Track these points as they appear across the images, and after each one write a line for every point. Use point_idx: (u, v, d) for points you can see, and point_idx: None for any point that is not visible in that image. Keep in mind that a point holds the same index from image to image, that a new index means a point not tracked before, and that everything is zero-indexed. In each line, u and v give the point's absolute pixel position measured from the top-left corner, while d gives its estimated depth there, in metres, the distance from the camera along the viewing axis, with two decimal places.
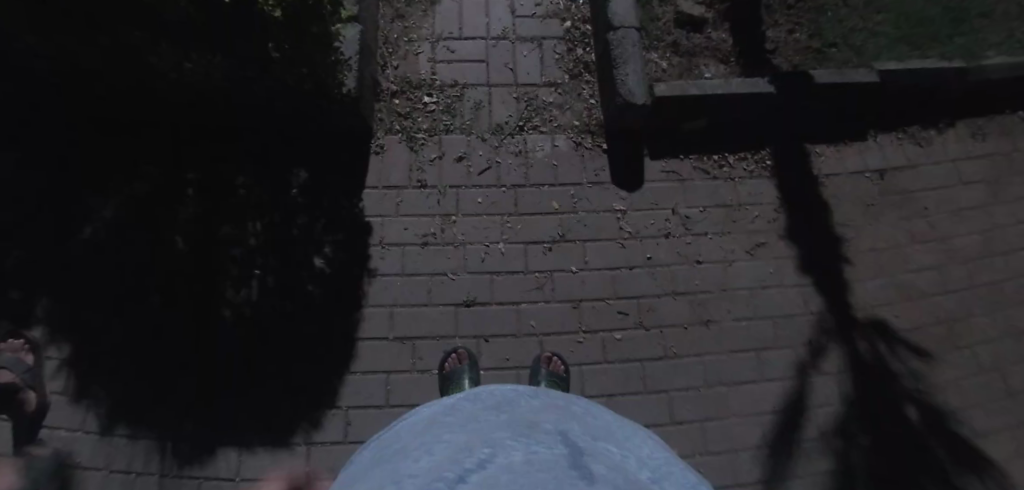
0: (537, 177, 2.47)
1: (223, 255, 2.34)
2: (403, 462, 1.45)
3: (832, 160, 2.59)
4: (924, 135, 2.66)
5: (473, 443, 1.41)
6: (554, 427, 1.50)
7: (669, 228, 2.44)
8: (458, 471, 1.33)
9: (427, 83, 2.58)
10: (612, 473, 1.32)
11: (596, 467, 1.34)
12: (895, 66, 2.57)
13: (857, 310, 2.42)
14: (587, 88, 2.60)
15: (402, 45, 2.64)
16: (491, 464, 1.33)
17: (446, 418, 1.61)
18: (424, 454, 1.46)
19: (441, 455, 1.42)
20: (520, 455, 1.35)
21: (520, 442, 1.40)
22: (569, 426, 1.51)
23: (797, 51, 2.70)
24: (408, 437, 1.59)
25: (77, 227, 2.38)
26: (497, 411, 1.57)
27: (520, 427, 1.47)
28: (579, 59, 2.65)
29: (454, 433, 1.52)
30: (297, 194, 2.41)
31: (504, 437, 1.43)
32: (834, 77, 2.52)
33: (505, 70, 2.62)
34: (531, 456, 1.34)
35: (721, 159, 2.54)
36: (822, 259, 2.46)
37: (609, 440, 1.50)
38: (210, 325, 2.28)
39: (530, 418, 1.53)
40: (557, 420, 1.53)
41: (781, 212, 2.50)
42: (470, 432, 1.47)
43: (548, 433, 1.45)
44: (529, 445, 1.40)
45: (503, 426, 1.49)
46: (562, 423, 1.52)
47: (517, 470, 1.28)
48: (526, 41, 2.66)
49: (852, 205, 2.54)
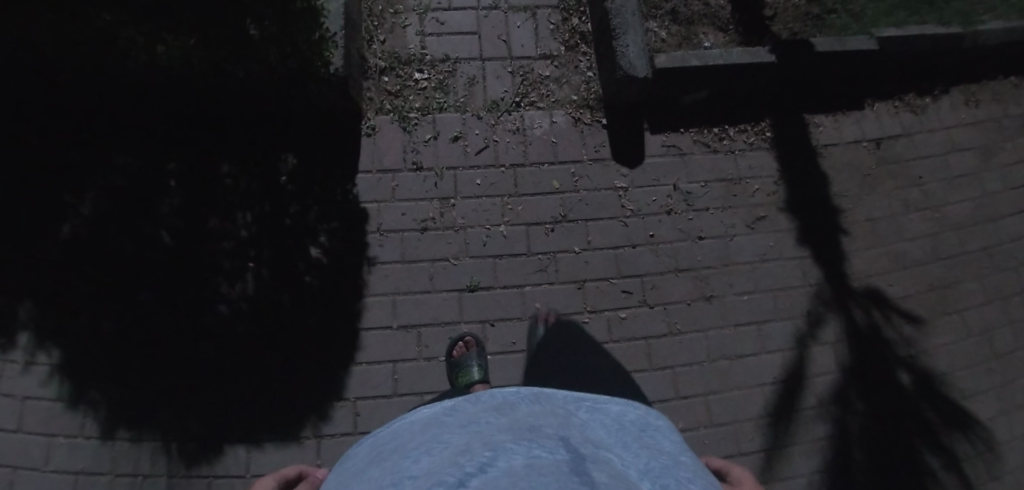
0: (536, 155, 2.41)
1: (214, 248, 2.26)
2: (402, 459, 1.41)
3: (830, 130, 2.58)
4: (920, 103, 2.66)
5: (473, 445, 1.37)
6: (556, 432, 1.44)
7: (670, 205, 2.42)
8: (460, 473, 1.28)
9: (417, 58, 2.46)
10: (615, 479, 1.29)
11: (599, 474, 1.30)
12: (895, 32, 2.55)
13: (853, 280, 2.44)
14: (585, 60, 2.52)
15: (387, 18, 2.50)
16: (492, 466, 1.29)
17: (444, 417, 1.58)
18: (421, 455, 1.42)
19: (442, 454, 1.38)
20: (522, 459, 1.32)
21: (521, 447, 1.35)
22: (570, 431, 1.46)
23: (795, 17, 2.64)
24: (403, 439, 1.54)
25: (57, 228, 2.26)
26: (496, 413, 1.52)
27: (520, 428, 1.42)
28: (575, 29, 2.55)
29: (452, 435, 1.48)
30: (287, 182, 2.30)
31: (507, 438, 1.39)
32: (833, 44, 2.50)
33: (498, 42, 2.51)
34: (534, 462, 1.30)
35: (721, 131, 2.50)
36: (821, 231, 2.47)
37: (609, 448, 1.46)
38: (206, 322, 2.22)
39: (529, 422, 1.48)
40: (557, 426, 1.47)
41: (781, 184, 2.49)
42: (472, 434, 1.43)
43: (551, 439, 1.39)
44: (531, 449, 1.34)
45: (502, 428, 1.44)
46: (563, 429, 1.46)
47: (519, 474, 1.23)
48: (518, 10, 2.55)
49: (849, 176, 2.55)
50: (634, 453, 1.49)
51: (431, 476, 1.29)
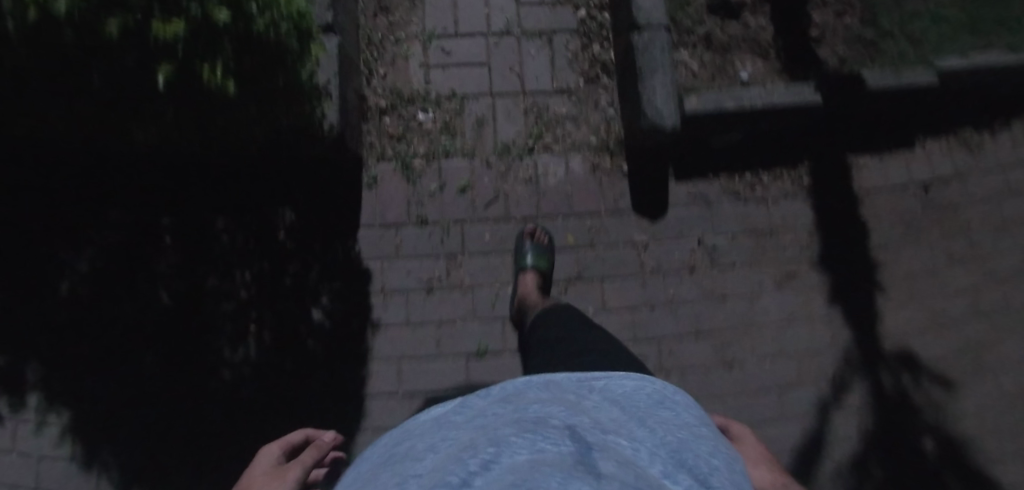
0: (549, 207, 2.23)
1: (213, 310, 2.17)
2: (401, 464, 0.95)
3: (874, 173, 2.37)
4: (976, 139, 2.47)
5: (475, 440, 0.92)
6: (567, 419, 1.00)
7: (694, 261, 2.24)
8: (461, 476, 0.82)
9: (421, 96, 2.25)
10: (638, 477, 0.85)
11: (617, 469, 0.87)
12: (960, 64, 2.30)
13: (884, 341, 2.31)
14: (605, 96, 2.28)
15: (388, 47, 2.27)
16: (494, 469, 0.83)
17: (446, 416, 1.09)
18: (421, 454, 0.97)
19: (443, 451, 0.94)
20: (527, 459, 0.86)
21: (528, 440, 0.91)
22: (580, 417, 1.01)
23: (846, 40, 2.37)
24: (398, 446, 1.07)
25: (54, 284, 2.21)
26: (507, 402, 1.09)
27: (526, 418, 0.98)
28: (596, 58, 2.29)
29: (457, 427, 1.03)
30: (285, 238, 2.18)
31: (512, 428, 0.95)
32: (887, 77, 2.24)
33: (509, 75, 2.27)
34: (544, 460, 0.85)
35: (754, 178, 2.29)
36: (855, 288, 2.31)
37: (624, 433, 1.02)
38: (212, 386, 2.18)
39: (531, 407, 1.04)
40: (568, 412, 1.04)
41: (816, 236, 2.30)
42: (474, 429, 0.98)
43: (559, 428, 0.95)
44: (539, 442, 0.90)
45: (508, 420, 0.99)
46: (573, 415, 1.02)
47: (526, 475, 0.79)
48: (533, 36, 2.29)
49: (890, 226, 2.37)
50: (652, 435, 1.06)
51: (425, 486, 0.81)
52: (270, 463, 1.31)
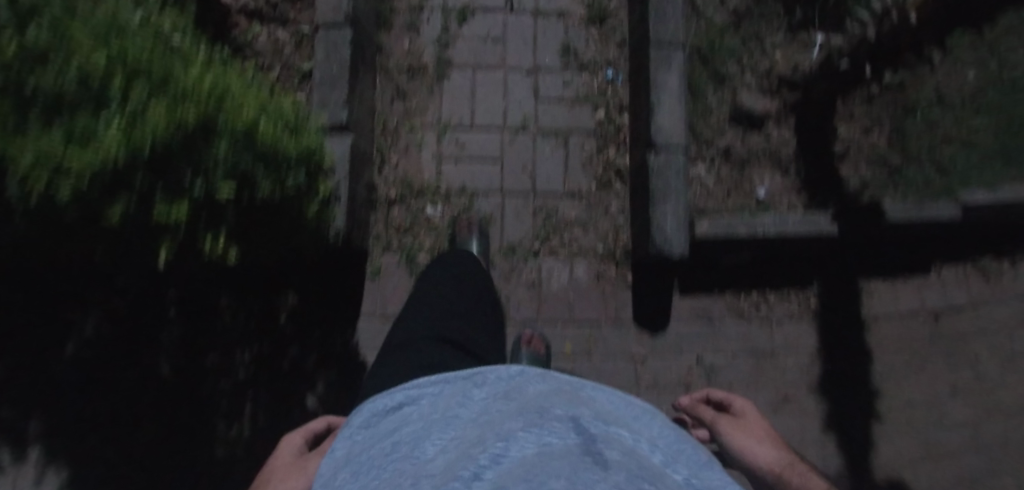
0: (550, 312, 2.22)
1: (211, 387, 2.20)
2: (409, 454, 1.06)
3: (884, 298, 2.34)
4: (996, 268, 2.39)
5: (481, 434, 1.03)
6: (567, 410, 1.12)
7: (691, 379, 2.23)
8: (473, 467, 0.93)
9: (431, 187, 2.24)
10: (637, 462, 0.96)
11: (616, 454, 0.98)
12: (986, 196, 2.20)
13: (875, 471, 2.29)
14: (617, 202, 2.24)
15: (402, 135, 2.26)
16: (503, 461, 0.94)
17: (451, 410, 1.20)
18: (431, 442, 1.09)
19: (452, 443, 1.05)
20: (534, 446, 0.97)
21: (532, 431, 1.02)
22: (578, 408, 1.12)
23: (869, 161, 2.32)
24: (401, 432, 1.18)
25: (60, 345, 2.23)
26: (508, 395, 1.20)
27: (528, 411, 1.09)
28: (610, 162, 2.25)
29: (462, 420, 1.15)
30: (286, 323, 2.20)
31: (516, 418, 1.07)
32: (907, 209, 2.17)
33: (521, 173, 2.25)
34: (548, 448, 0.97)
35: (760, 296, 2.26)
36: (851, 414, 2.30)
37: (622, 423, 1.13)
38: (205, 460, 2.22)
39: (536, 403, 1.14)
40: (565, 403, 1.15)
41: (817, 359, 2.29)
42: (480, 425, 1.09)
43: (561, 419, 1.07)
44: (543, 433, 1.02)
45: (511, 416, 1.10)
46: (574, 406, 1.13)
47: (535, 465, 0.90)
48: (549, 135, 2.26)
49: (894, 353, 2.35)
50: (647, 427, 1.18)
51: (440, 474, 0.93)
52: (296, 452, 1.50)
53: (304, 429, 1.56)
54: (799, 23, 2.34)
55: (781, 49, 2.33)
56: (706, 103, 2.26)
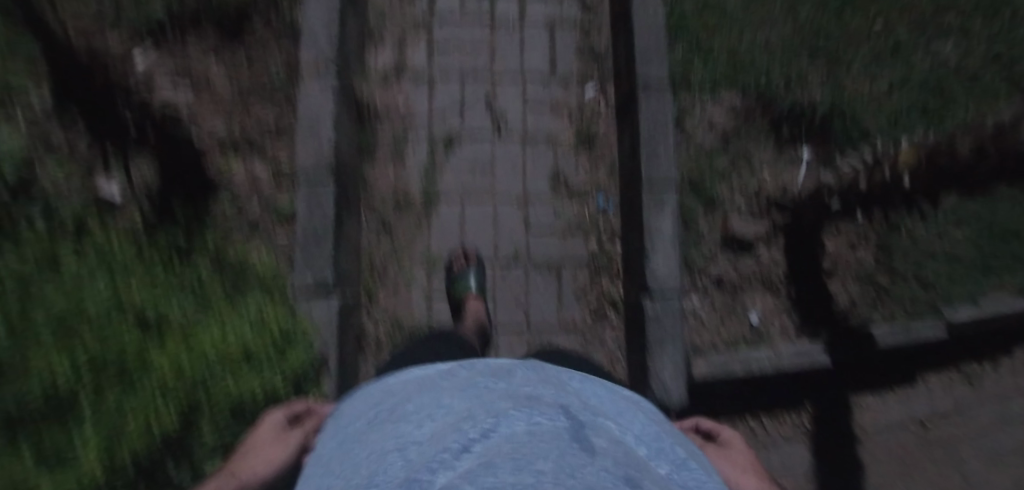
0: None
1: None
2: (400, 426, 1.18)
3: (875, 412, 2.37)
4: (978, 371, 2.44)
5: (474, 410, 1.14)
6: (555, 401, 1.24)
7: None
8: (462, 438, 1.05)
9: (424, 328, 2.19)
10: (621, 450, 1.09)
11: (601, 443, 1.10)
12: (969, 312, 2.29)
13: None
14: (613, 335, 2.19)
15: (390, 273, 2.18)
16: (493, 433, 1.05)
17: (438, 386, 1.32)
18: (422, 426, 1.17)
19: (443, 421, 1.14)
20: (523, 426, 1.08)
21: (522, 413, 1.13)
22: (567, 399, 1.26)
23: (859, 278, 2.31)
24: (388, 408, 1.32)
25: None
26: (494, 381, 1.29)
27: (518, 396, 1.21)
28: (604, 294, 2.22)
29: (453, 401, 1.23)
30: None
31: (506, 405, 1.16)
32: (896, 333, 2.21)
33: (516, 309, 2.22)
34: (538, 426, 1.09)
35: (756, 423, 2.27)
36: None
37: (604, 417, 1.26)
38: None
39: (527, 391, 1.26)
40: (555, 393, 1.28)
41: (813, 480, 2.31)
42: (469, 401, 1.20)
43: (550, 407, 1.19)
44: (531, 416, 1.12)
45: (502, 396, 1.21)
46: (561, 397, 1.27)
47: (524, 441, 1.02)
48: (542, 269, 2.23)
49: (885, 464, 2.38)
50: (630, 428, 1.28)
51: (431, 444, 1.06)
52: (277, 425, 1.51)
53: (286, 406, 1.55)
54: (786, 141, 2.36)
55: (768, 170, 2.33)
56: (697, 230, 2.24)
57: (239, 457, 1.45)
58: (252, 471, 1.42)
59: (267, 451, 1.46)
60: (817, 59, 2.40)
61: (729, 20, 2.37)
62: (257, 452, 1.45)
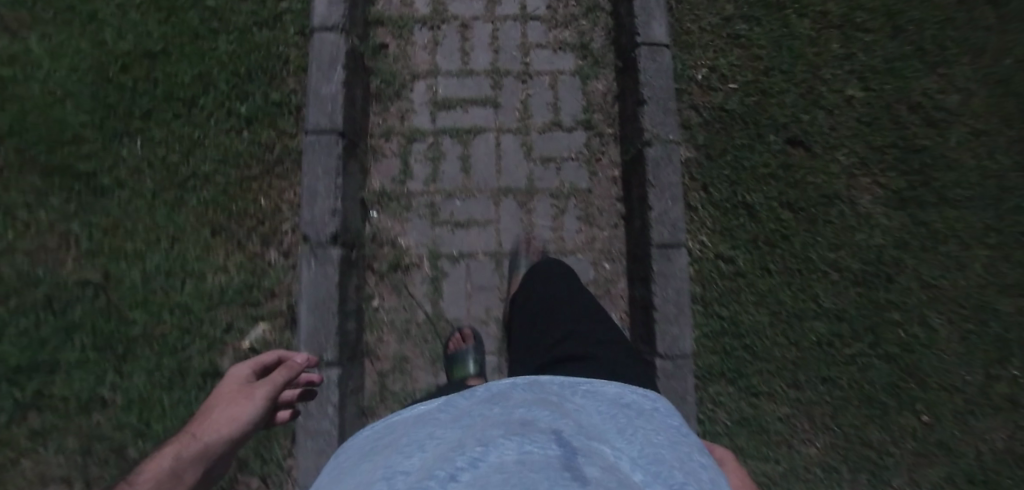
0: None
1: None
2: (395, 455, 1.18)
3: None
4: None
5: (464, 441, 1.15)
6: (550, 424, 1.22)
7: None
8: (450, 468, 1.06)
9: None
10: (614, 477, 1.07)
11: (594, 472, 1.07)
12: None
13: None
14: None
15: None
16: (482, 465, 1.06)
17: (435, 413, 1.34)
18: (415, 450, 1.19)
19: (434, 450, 1.16)
20: (514, 453, 1.09)
21: (513, 441, 1.14)
22: (563, 421, 1.23)
23: None
24: (387, 438, 1.33)
25: None
26: (490, 406, 1.29)
27: (511, 422, 1.20)
28: None
29: (446, 431, 1.24)
30: None
31: (497, 431, 1.16)
32: None
33: None
34: (528, 457, 1.09)
35: None
36: None
37: (603, 438, 1.22)
38: None
39: (522, 413, 1.25)
40: (552, 415, 1.25)
41: None
42: (462, 431, 1.21)
43: (543, 432, 1.17)
44: (521, 443, 1.12)
45: (495, 423, 1.22)
46: (557, 417, 1.24)
47: (511, 475, 1.02)
48: None
49: None
50: (630, 441, 1.25)
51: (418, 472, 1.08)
52: (244, 381, 1.57)
53: (254, 361, 1.61)
54: None
55: None
56: None
57: (203, 421, 1.52)
58: (212, 432, 1.47)
59: (232, 404, 1.51)
60: (859, 473, 2.21)
61: (765, 441, 2.20)
62: (220, 409, 1.50)
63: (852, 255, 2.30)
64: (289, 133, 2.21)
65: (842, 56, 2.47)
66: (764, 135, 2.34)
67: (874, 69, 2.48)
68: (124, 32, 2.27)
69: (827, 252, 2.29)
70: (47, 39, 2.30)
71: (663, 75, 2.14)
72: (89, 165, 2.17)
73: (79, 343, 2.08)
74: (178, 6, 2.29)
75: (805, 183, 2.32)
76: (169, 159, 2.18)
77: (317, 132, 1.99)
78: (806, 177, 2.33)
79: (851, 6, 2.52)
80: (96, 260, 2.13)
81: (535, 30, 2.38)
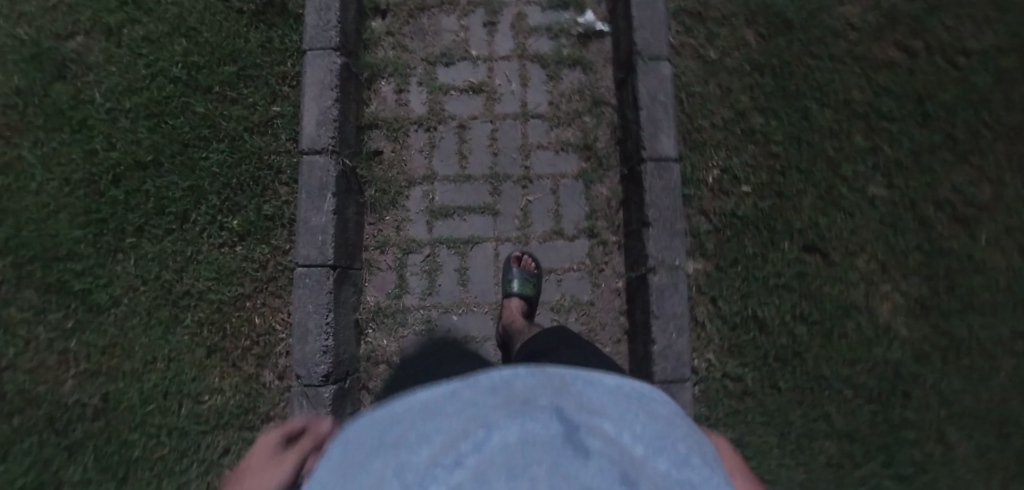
0: None
1: None
2: (387, 450, 1.03)
3: None
4: None
5: (462, 427, 1.02)
6: (553, 400, 1.07)
7: None
8: (452, 455, 0.96)
9: None
10: (625, 451, 0.98)
11: (600, 443, 0.98)
12: None
13: None
14: None
15: None
16: (484, 449, 0.95)
17: (430, 382, 1.20)
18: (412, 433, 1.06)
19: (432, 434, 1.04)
20: (514, 433, 0.97)
21: (514, 420, 1.01)
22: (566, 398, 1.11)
23: None
24: (377, 412, 1.20)
25: None
26: (487, 383, 1.14)
27: (511, 395, 1.08)
28: None
29: (445, 418, 1.09)
30: None
31: (496, 410, 1.04)
32: None
33: None
34: (529, 435, 0.97)
35: None
36: None
37: (613, 409, 1.10)
38: None
39: (518, 394, 1.15)
40: (555, 392, 1.10)
41: None
42: (459, 404, 1.08)
43: (545, 407, 1.05)
44: (522, 421, 1.00)
45: (491, 399, 1.08)
46: (561, 394, 1.09)
47: (514, 458, 0.92)
48: None
49: None
50: (642, 415, 1.12)
51: (420, 467, 0.96)
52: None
53: (282, 424, 1.23)
54: None
55: None
56: None
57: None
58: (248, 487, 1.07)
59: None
60: None
61: None
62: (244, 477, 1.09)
63: (869, 371, 2.19)
64: (281, 248, 2.15)
65: (866, 149, 2.32)
66: (779, 242, 2.21)
67: (900, 163, 2.33)
68: (115, 140, 2.22)
69: (842, 367, 2.18)
70: (40, 147, 2.25)
71: (671, 194, 2.00)
72: (84, 283, 2.13)
73: (77, 467, 2.07)
74: (169, 112, 2.23)
75: (820, 295, 2.20)
76: (162, 275, 2.13)
77: (307, 266, 1.91)
78: (821, 289, 2.20)
79: (876, 91, 2.38)
80: (94, 382, 2.10)
81: (535, 129, 2.27)
